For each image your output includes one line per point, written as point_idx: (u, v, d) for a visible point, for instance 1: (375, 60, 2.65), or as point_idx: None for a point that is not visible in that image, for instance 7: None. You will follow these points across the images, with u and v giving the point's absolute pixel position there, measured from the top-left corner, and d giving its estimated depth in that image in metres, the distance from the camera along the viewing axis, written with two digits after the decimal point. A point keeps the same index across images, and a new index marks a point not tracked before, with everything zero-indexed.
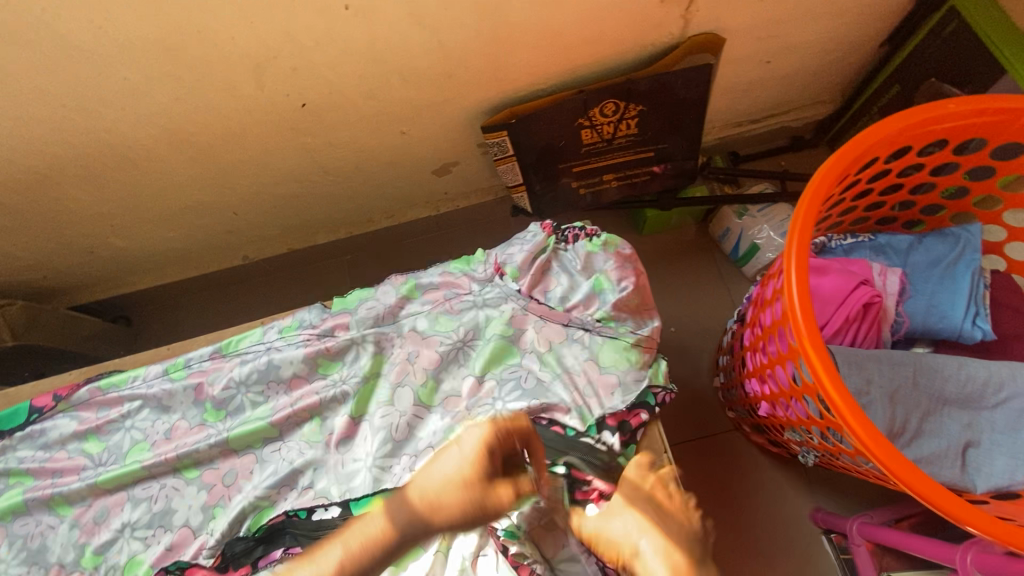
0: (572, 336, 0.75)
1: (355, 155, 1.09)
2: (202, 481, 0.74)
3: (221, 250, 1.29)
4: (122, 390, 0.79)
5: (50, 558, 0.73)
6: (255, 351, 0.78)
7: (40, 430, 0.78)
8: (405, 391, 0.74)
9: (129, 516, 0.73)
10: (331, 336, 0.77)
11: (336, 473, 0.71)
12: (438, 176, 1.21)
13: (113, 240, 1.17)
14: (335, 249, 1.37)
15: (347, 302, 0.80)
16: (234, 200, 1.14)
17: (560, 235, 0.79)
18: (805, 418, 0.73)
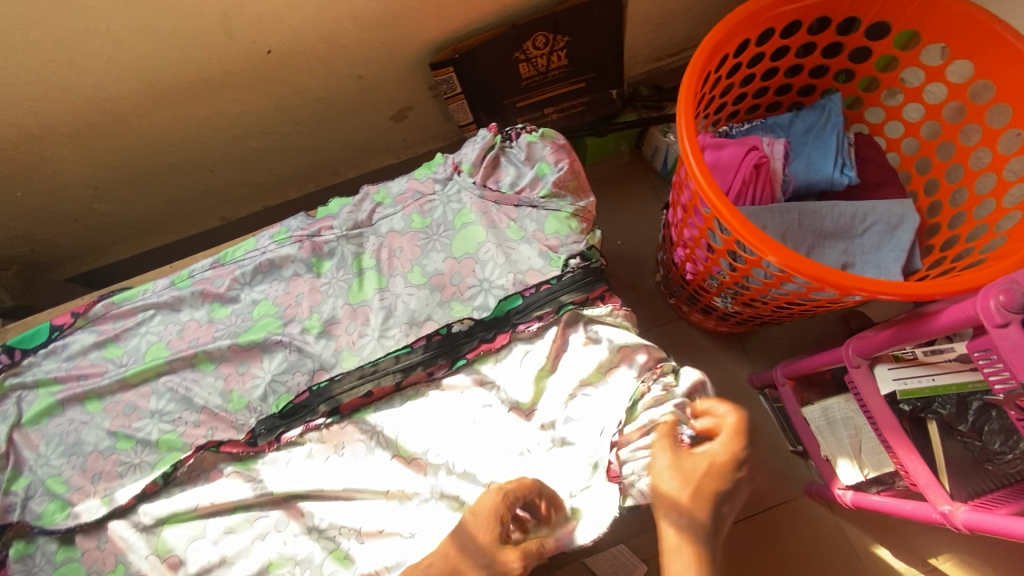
0: (523, 213, 0.88)
1: (319, 103, 1.21)
2: (219, 372, 0.84)
3: (200, 211, 1.38)
4: (135, 302, 0.88)
5: (86, 448, 0.82)
6: (252, 256, 0.89)
7: (62, 344, 0.87)
8: (395, 276, 0.87)
9: (156, 404, 0.83)
10: (319, 236, 0.89)
11: (338, 350, 0.83)
12: (396, 123, 1.34)
13: (96, 206, 1.25)
14: (308, 204, 1.48)
15: (330, 209, 0.92)
16: (210, 157, 1.24)
17: (504, 134, 0.93)
18: (715, 255, 0.88)
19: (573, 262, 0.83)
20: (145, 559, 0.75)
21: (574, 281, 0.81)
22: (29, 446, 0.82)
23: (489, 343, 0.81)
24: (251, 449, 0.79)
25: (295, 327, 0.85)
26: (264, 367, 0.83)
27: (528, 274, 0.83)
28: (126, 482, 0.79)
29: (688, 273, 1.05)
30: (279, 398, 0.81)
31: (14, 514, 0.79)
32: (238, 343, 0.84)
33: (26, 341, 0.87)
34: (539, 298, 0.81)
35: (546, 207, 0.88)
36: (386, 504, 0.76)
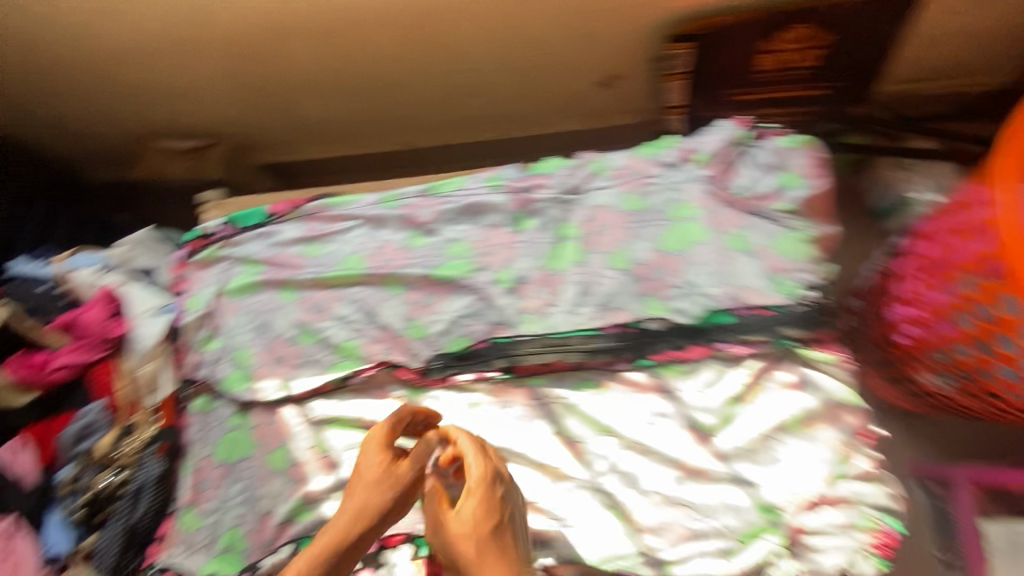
0: (752, 222, 0.79)
1: (537, 51, 1.17)
2: (405, 298, 0.86)
3: (387, 132, 1.41)
4: (345, 208, 0.92)
5: (275, 331, 0.87)
6: (460, 194, 0.89)
7: (272, 231, 0.93)
8: (596, 253, 0.82)
9: (343, 310, 0.87)
10: (530, 191, 0.86)
11: (523, 312, 0.81)
12: (601, 88, 1.28)
13: (304, 106, 1.30)
14: (483, 150, 1.47)
15: (545, 166, 0.87)
16: (417, 83, 1.25)
17: (751, 130, 0.84)
18: (973, 328, 0.76)
19: (809, 293, 0.74)
20: (306, 449, 0.80)
21: (806, 318, 0.74)
22: (227, 314, 0.89)
23: (680, 351, 0.76)
24: (422, 378, 0.81)
25: (482, 271, 0.85)
26: (448, 307, 0.84)
27: (746, 291, 0.75)
28: (303, 374, 0.84)
29: (898, 335, 0.91)
30: (456, 342, 0.81)
31: (203, 371, 0.86)
32: (428, 276, 0.85)
33: (243, 219, 0.93)
34: (755, 322, 0.74)
35: (784, 225, 0.79)
36: (537, 478, 0.74)
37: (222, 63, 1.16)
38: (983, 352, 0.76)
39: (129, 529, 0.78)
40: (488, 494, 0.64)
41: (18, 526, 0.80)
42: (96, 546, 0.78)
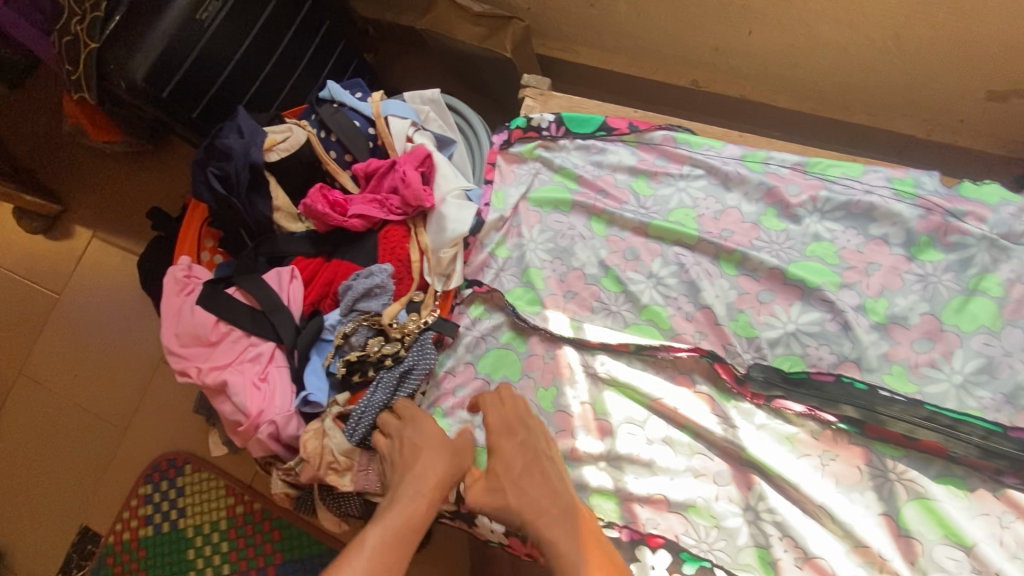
0: None
1: (954, 27, 0.93)
2: (737, 282, 0.72)
3: (685, 63, 1.22)
4: (695, 152, 0.78)
5: (573, 261, 0.78)
6: (850, 186, 0.72)
7: (600, 148, 0.82)
8: (1017, 327, 0.64)
9: (657, 269, 0.75)
10: (956, 219, 0.67)
11: (889, 359, 0.66)
12: (986, 100, 1.03)
13: (620, 5, 1.14)
14: (780, 117, 1.25)
15: (982, 192, 0.68)
16: (770, 20, 1.04)
17: None
18: None
19: None
20: (580, 403, 0.71)
21: None
22: (527, 223, 0.81)
23: None
24: (734, 386, 0.68)
25: (847, 288, 0.69)
26: (789, 313, 0.70)
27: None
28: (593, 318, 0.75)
29: None
30: (788, 359, 0.68)
31: (486, 277, 0.80)
32: (777, 269, 0.71)
33: (575, 123, 0.82)
34: None
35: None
36: (841, 556, 0.61)
37: None
38: None
39: (386, 407, 0.74)
40: (525, 467, 0.65)
41: (276, 355, 0.80)
42: (352, 411, 0.74)
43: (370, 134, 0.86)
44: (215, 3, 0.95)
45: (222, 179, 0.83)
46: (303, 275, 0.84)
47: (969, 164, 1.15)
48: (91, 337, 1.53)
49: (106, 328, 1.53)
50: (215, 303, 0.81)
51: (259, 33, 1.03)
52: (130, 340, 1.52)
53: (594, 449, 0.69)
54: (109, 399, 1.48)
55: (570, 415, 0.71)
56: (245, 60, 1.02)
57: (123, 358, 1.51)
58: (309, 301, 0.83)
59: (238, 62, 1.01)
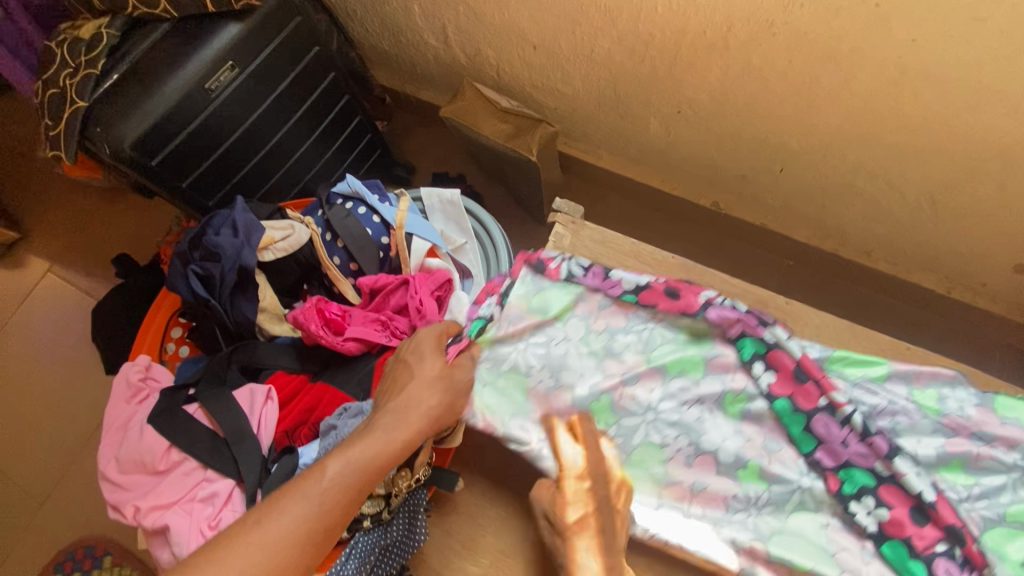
0: None
1: (988, 206, 0.91)
2: (747, 424, 0.71)
3: (708, 185, 1.20)
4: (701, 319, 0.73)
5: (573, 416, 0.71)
6: (872, 393, 0.70)
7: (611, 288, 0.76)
8: None
9: (660, 434, 0.71)
10: (985, 442, 0.67)
11: (930, 567, 0.62)
12: (1012, 273, 1.02)
13: (652, 123, 1.11)
14: (800, 252, 1.22)
15: (1014, 415, 0.68)
16: (803, 163, 1.02)
17: None
18: None
19: None
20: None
21: None
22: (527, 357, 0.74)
23: None
24: None
25: (867, 496, 0.65)
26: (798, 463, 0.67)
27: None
28: None
29: None
30: (814, 511, 0.67)
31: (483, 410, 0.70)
32: (772, 400, 0.69)
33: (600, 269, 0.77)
34: None
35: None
36: None
37: (613, 45, 0.98)
38: None
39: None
40: None
41: (233, 496, 0.66)
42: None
43: (382, 243, 0.78)
44: (228, 73, 0.87)
45: (202, 279, 0.73)
46: (281, 395, 0.72)
47: (986, 328, 1.14)
48: (22, 386, 1.35)
49: (41, 377, 1.35)
50: (170, 424, 0.69)
51: (272, 102, 0.96)
52: (65, 394, 1.34)
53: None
54: (26, 468, 1.29)
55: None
56: (252, 128, 0.95)
57: (53, 413, 1.33)
58: (283, 429, 0.71)
59: (244, 131, 0.94)
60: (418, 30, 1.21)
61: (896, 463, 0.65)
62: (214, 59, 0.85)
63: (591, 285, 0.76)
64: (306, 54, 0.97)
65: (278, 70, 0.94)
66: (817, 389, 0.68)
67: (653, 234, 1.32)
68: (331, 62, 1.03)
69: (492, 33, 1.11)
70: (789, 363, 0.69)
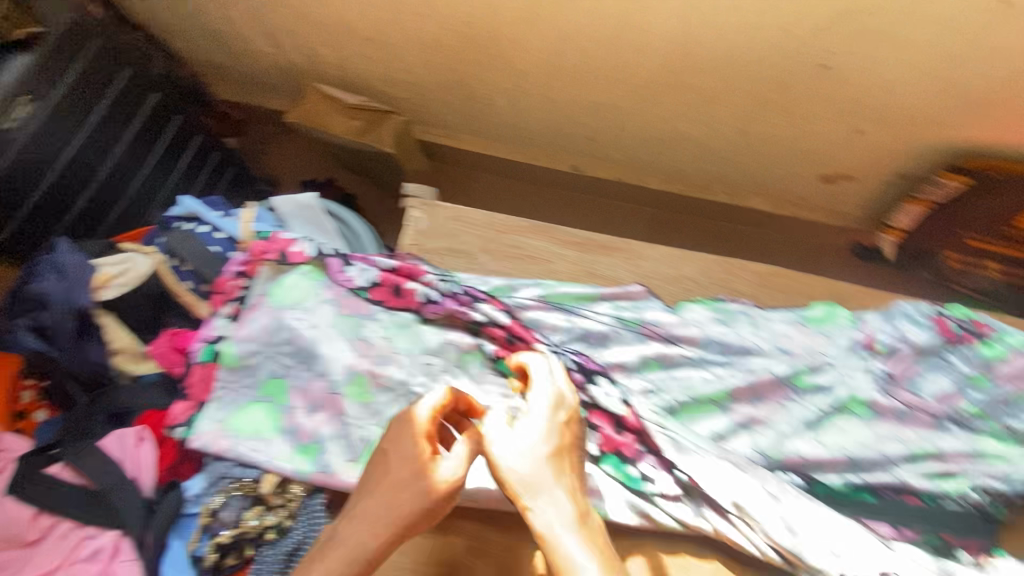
0: (943, 428, 0.68)
1: (783, 131, 1.05)
2: (483, 382, 0.72)
3: (565, 151, 1.28)
4: (416, 295, 0.75)
5: (306, 408, 0.67)
6: (585, 317, 0.75)
7: (341, 267, 0.75)
8: (746, 431, 0.69)
9: (386, 401, 0.69)
10: (674, 343, 0.73)
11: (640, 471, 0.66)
12: (819, 183, 1.17)
13: (498, 98, 1.16)
14: (656, 200, 1.36)
15: (717, 309, 0.75)
16: (635, 117, 1.12)
17: (996, 340, 0.70)
18: None
19: None
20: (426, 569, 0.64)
21: None
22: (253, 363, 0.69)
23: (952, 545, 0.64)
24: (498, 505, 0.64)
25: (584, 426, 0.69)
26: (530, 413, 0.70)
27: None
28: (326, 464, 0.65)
29: None
30: None
31: (211, 434, 0.66)
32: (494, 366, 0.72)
33: (314, 268, 0.74)
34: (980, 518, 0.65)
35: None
36: None
37: (436, 30, 1.02)
38: None
39: None
40: None
41: (121, 547, 0.63)
42: None
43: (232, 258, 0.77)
44: (25, 106, 0.81)
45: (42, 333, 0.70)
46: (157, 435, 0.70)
47: (815, 236, 1.32)
48: None
49: None
50: (32, 493, 0.64)
51: (92, 133, 0.90)
52: None
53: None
54: None
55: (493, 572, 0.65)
56: (73, 164, 0.88)
57: None
58: (168, 468, 0.69)
59: (63, 169, 0.87)
60: (246, 38, 1.18)
61: (591, 389, 0.70)
62: (5, 94, 0.79)
63: (335, 277, 0.74)
64: (114, 79, 0.93)
65: (87, 97, 0.89)
66: (525, 345, 0.72)
67: (528, 205, 1.41)
68: (147, 82, 0.99)
69: (321, 31, 1.10)
70: (499, 332, 0.73)
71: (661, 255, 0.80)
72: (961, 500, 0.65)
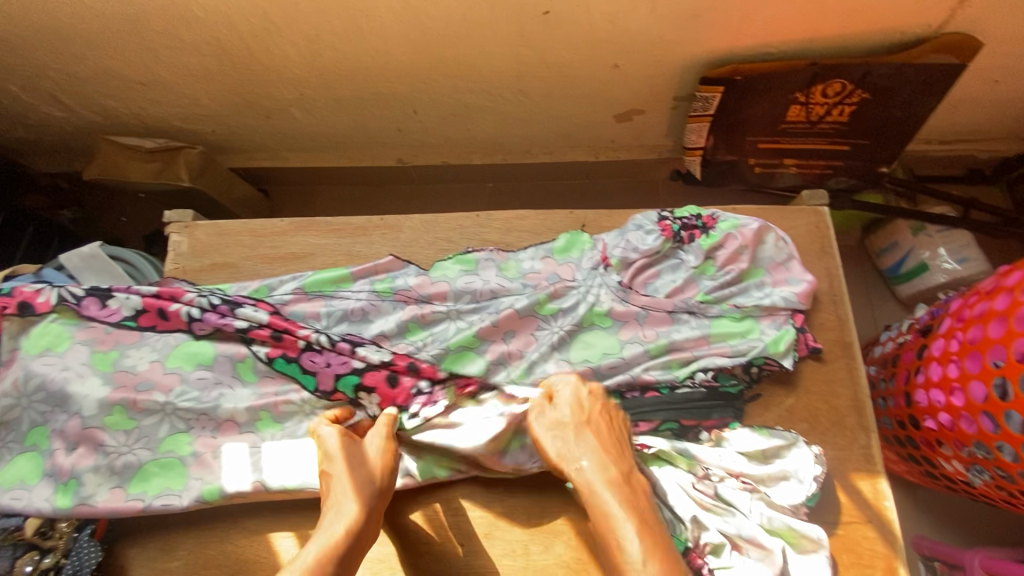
0: (678, 321, 0.72)
1: (555, 81, 1.08)
2: (258, 387, 0.72)
3: (381, 147, 1.30)
4: (175, 317, 0.73)
5: (68, 450, 0.67)
6: (343, 298, 0.77)
7: (103, 303, 0.74)
8: (501, 367, 0.72)
9: (152, 425, 0.69)
10: (427, 303, 0.76)
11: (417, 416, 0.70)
12: (617, 122, 1.20)
13: (292, 110, 1.17)
14: (487, 173, 1.39)
15: (465, 262, 0.78)
16: (423, 99, 1.14)
17: (720, 228, 0.74)
18: (990, 432, 0.76)
19: (785, 360, 0.69)
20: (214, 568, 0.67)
21: (817, 395, 0.71)
22: (13, 417, 0.69)
23: (694, 423, 0.68)
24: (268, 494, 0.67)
25: (363, 392, 0.71)
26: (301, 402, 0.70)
27: (804, 364, 0.72)
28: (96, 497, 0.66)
29: (924, 418, 0.87)
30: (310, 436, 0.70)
31: None
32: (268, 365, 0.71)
33: (71, 317, 0.74)
34: (719, 395, 0.68)
35: (840, 286, 0.76)
36: None
37: (196, 59, 1.03)
38: (1000, 453, 0.76)
39: None
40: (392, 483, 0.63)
41: None
42: None
43: None
44: None
45: None
46: None
47: (641, 172, 1.36)
48: None
49: None
50: None
51: None
52: None
53: None
54: None
55: (280, 559, 0.68)
56: None
57: None
58: None
59: None
60: (28, 108, 1.17)
61: (360, 355, 0.71)
62: None
63: (96, 314, 0.74)
64: None
65: None
66: (291, 336, 0.72)
67: (372, 205, 1.44)
68: None
69: (93, 85, 1.10)
70: (263, 332, 0.72)
71: (416, 224, 0.84)
72: (694, 382, 0.69)
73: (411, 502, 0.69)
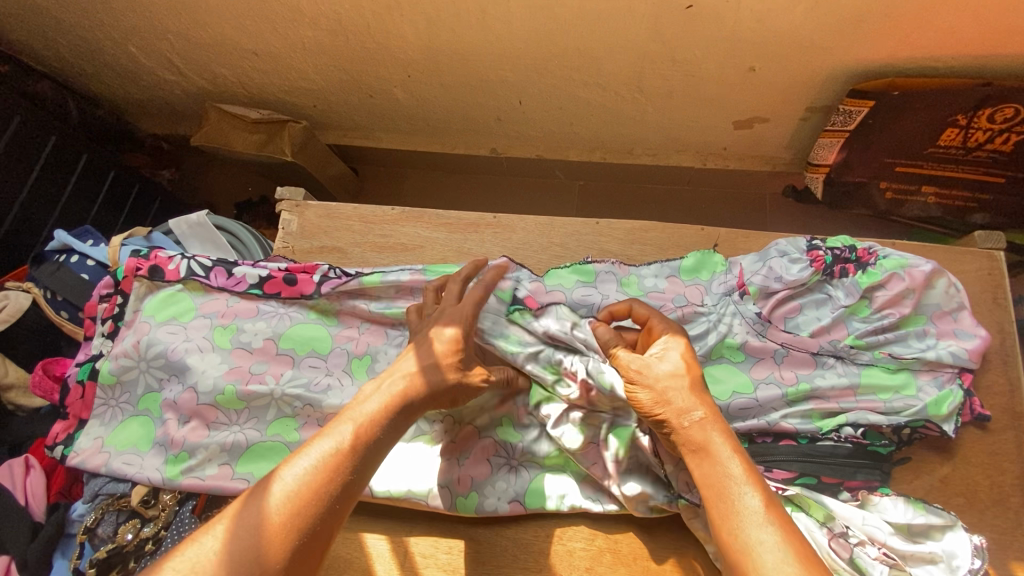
0: (822, 365, 0.65)
1: (678, 80, 1.00)
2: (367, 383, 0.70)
3: (478, 135, 1.26)
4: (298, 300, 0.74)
5: (182, 420, 0.68)
6: None
7: (225, 278, 0.75)
8: None
9: (261, 407, 0.68)
10: None
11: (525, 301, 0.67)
12: (735, 129, 1.11)
13: (396, 91, 1.14)
14: (580, 170, 1.33)
15: (584, 272, 0.73)
16: (532, 89, 1.09)
17: (880, 266, 0.67)
18: None
19: (946, 424, 0.61)
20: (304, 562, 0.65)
21: (976, 468, 0.62)
22: (131, 380, 0.70)
23: (832, 482, 0.61)
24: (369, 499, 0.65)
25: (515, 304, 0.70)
26: None
27: (962, 430, 0.64)
28: (203, 472, 0.66)
29: None
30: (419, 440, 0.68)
31: (88, 454, 0.67)
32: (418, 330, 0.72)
33: (194, 288, 0.75)
34: (865, 455, 0.61)
35: (1013, 346, 0.67)
36: None
37: (312, 32, 1.01)
38: None
39: None
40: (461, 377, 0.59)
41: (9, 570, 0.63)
42: None
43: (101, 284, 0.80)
44: None
45: None
46: (45, 462, 0.72)
47: (749, 184, 1.27)
48: None
49: None
50: None
51: None
52: None
53: (431, 554, 0.64)
54: None
55: (372, 561, 0.65)
56: None
57: None
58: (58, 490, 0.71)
59: None
60: (144, 69, 1.18)
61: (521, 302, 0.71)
62: None
63: (218, 287, 0.75)
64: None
65: None
66: None
67: (458, 193, 1.41)
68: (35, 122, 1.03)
69: (209, 51, 1.10)
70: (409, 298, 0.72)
71: (531, 226, 0.79)
72: (839, 438, 0.62)
73: (509, 522, 0.65)
